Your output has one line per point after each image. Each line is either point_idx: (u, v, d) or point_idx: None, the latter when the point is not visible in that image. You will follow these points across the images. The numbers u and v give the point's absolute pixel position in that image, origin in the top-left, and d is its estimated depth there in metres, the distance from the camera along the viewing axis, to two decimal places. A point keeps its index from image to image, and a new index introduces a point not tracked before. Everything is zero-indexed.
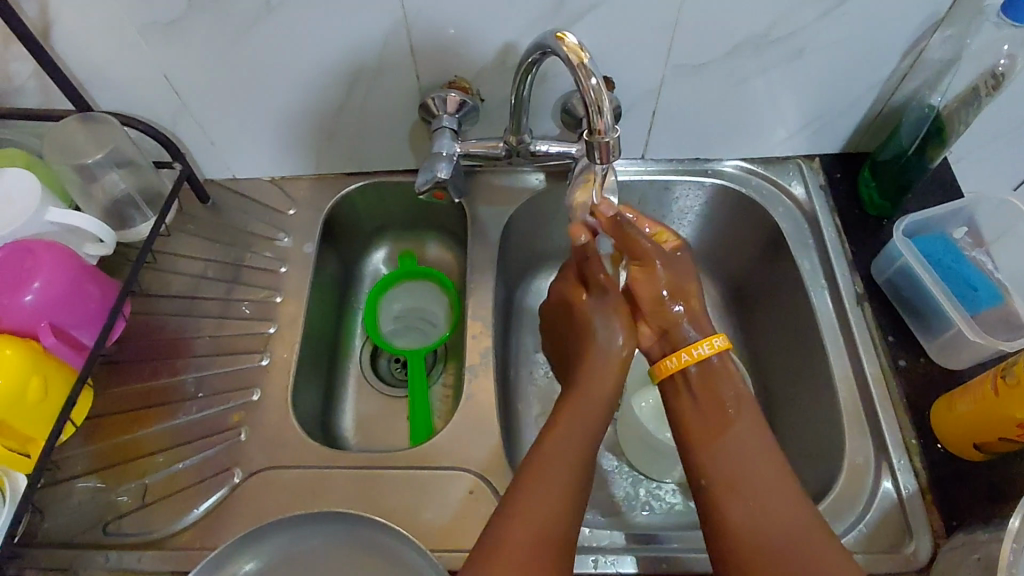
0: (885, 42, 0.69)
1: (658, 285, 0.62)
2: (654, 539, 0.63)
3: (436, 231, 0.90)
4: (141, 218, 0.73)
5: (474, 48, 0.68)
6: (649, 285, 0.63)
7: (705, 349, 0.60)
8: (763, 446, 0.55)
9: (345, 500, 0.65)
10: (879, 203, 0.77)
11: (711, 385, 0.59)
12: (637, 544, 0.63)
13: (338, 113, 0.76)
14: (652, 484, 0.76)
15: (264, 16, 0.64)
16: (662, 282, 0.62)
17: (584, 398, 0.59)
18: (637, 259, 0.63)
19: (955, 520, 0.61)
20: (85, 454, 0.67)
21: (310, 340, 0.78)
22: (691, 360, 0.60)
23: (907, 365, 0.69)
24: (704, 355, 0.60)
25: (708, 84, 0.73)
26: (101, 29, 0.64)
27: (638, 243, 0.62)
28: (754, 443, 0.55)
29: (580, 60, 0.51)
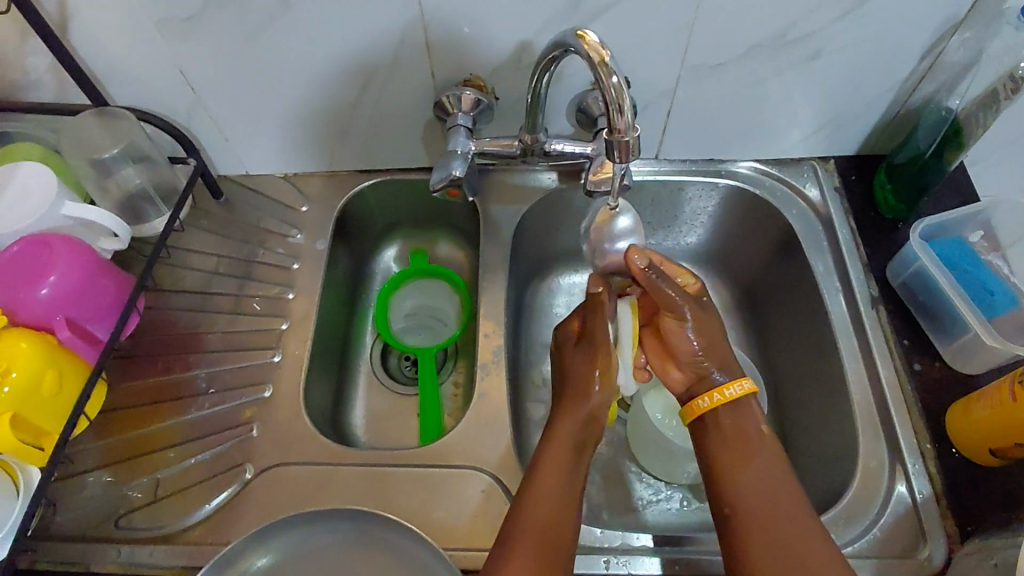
0: (903, 44, 0.68)
1: (688, 336, 0.60)
2: (677, 541, 0.63)
3: (447, 229, 0.90)
4: (155, 213, 0.73)
5: (489, 46, 0.68)
6: (680, 337, 0.60)
7: (736, 390, 0.57)
8: (783, 470, 0.53)
9: (356, 498, 0.64)
10: (895, 205, 0.77)
11: (737, 417, 0.56)
12: (662, 545, 0.62)
13: (352, 109, 0.76)
14: (662, 486, 0.76)
15: (281, 12, 0.64)
16: (691, 330, 0.60)
17: (580, 407, 0.59)
18: (668, 309, 0.60)
19: (970, 525, 0.61)
20: (97, 447, 0.68)
21: (322, 336, 0.78)
22: (722, 401, 0.57)
23: (922, 368, 0.69)
24: (735, 396, 0.57)
25: (724, 85, 0.73)
26: (119, 23, 0.64)
27: (668, 295, 0.59)
28: (778, 468, 0.53)
29: (601, 58, 0.50)
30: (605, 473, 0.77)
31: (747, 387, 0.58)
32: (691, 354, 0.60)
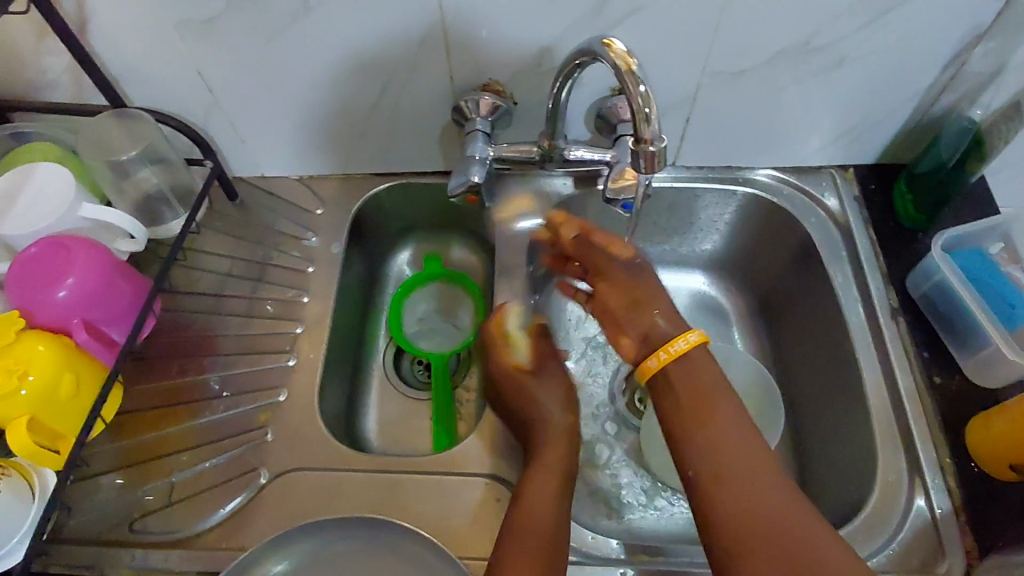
0: (927, 54, 0.68)
1: (623, 291, 0.57)
2: (663, 552, 0.62)
3: (462, 233, 0.90)
4: (171, 215, 0.73)
5: (510, 51, 0.68)
6: (615, 293, 0.57)
7: (681, 344, 0.52)
8: (743, 424, 0.49)
9: (371, 504, 0.64)
10: (915, 216, 0.77)
11: (694, 373, 0.51)
12: (642, 556, 0.62)
13: (369, 113, 0.75)
14: (666, 494, 0.75)
15: (301, 15, 0.64)
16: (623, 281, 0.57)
17: (557, 427, 0.64)
18: (601, 271, 0.60)
19: (989, 541, 0.60)
20: (112, 450, 0.67)
21: (336, 340, 0.78)
22: (670, 358, 0.52)
23: (942, 381, 0.68)
24: (682, 350, 0.52)
25: (744, 92, 0.72)
26: (138, 25, 0.64)
27: (598, 249, 0.60)
28: (739, 423, 0.49)
29: (628, 66, 0.50)
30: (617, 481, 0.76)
31: (694, 341, 0.52)
32: (625, 306, 0.56)
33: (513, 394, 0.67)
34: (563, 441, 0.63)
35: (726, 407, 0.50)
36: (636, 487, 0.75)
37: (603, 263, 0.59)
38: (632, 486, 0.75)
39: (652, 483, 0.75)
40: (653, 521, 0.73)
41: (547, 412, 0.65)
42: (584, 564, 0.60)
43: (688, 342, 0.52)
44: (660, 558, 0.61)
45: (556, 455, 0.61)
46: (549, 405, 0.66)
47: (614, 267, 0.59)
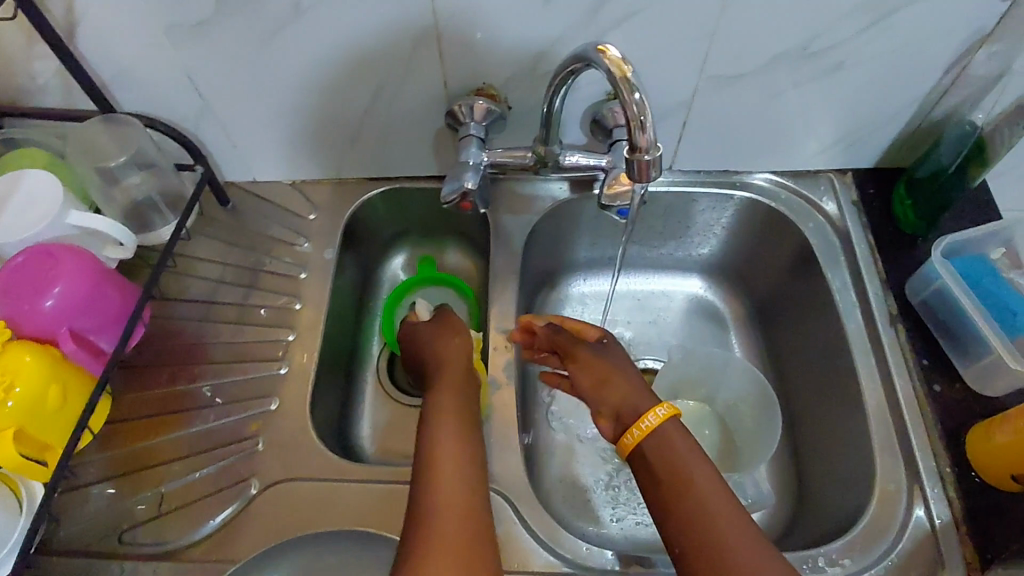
0: (928, 58, 0.67)
1: (592, 372, 0.62)
2: (647, 560, 0.61)
3: (456, 238, 0.89)
4: (161, 221, 0.72)
5: (505, 54, 0.67)
6: (586, 373, 0.63)
7: (650, 420, 0.56)
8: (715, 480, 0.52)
9: (364, 515, 0.63)
10: (915, 221, 0.76)
11: (669, 446, 0.54)
12: (630, 565, 0.61)
13: (363, 117, 0.74)
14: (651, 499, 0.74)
15: (292, 19, 0.63)
16: (585, 369, 0.63)
17: (457, 394, 0.61)
18: (569, 357, 0.65)
19: (990, 553, 0.59)
20: (100, 460, 0.67)
21: (329, 347, 0.77)
22: (642, 435, 0.55)
23: (942, 389, 0.67)
24: (652, 427, 0.55)
25: (742, 97, 0.71)
26: (127, 29, 0.63)
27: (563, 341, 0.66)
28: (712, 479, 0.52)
29: (623, 73, 0.49)
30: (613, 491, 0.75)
31: (664, 415, 0.56)
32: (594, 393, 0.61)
33: (440, 360, 0.66)
34: (457, 417, 0.59)
35: (700, 478, 0.52)
36: (606, 492, 0.75)
37: (569, 347, 0.66)
38: (600, 490, 0.75)
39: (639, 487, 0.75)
40: (619, 527, 0.73)
41: (447, 385, 0.63)
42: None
43: (658, 417, 0.56)
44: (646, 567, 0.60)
45: (453, 422, 0.58)
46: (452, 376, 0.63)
47: (579, 354, 0.64)
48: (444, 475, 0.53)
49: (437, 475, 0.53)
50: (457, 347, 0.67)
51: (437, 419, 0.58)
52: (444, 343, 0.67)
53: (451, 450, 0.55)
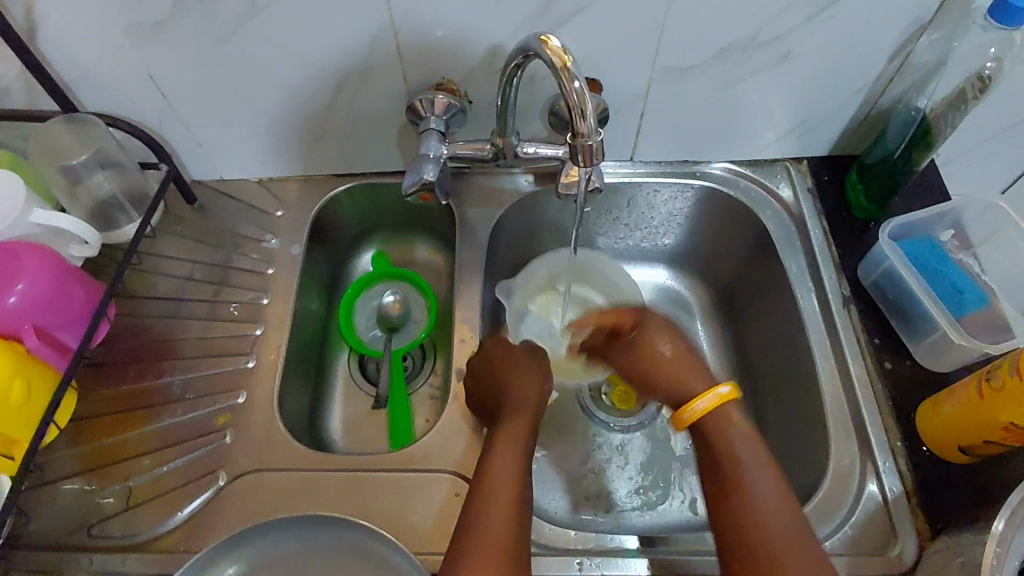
0: (873, 46, 0.69)
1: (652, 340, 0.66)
2: (654, 541, 0.63)
3: (425, 233, 0.90)
4: (126, 219, 0.73)
5: (462, 48, 0.68)
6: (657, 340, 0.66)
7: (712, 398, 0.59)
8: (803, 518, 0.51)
9: (332, 504, 0.64)
10: (867, 206, 0.78)
11: (714, 433, 0.57)
12: (640, 547, 0.62)
13: (327, 114, 0.76)
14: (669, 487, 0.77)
15: (249, 17, 0.64)
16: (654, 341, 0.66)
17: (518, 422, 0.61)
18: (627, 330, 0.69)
19: (940, 523, 0.61)
20: (70, 456, 0.67)
21: (297, 341, 0.78)
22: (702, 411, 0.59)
23: (893, 367, 0.70)
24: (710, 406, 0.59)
25: (697, 87, 0.73)
26: (86, 29, 0.64)
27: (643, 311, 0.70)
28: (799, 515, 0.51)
29: (563, 63, 0.51)
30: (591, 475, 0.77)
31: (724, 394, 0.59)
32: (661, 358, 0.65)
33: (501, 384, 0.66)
34: (510, 445, 0.58)
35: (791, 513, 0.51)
36: (629, 478, 0.77)
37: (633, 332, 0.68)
38: (624, 474, 0.77)
39: (657, 477, 0.77)
40: (638, 511, 0.75)
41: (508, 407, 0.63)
42: (543, 556, 0.61)
43: (706, 406, 0.59)
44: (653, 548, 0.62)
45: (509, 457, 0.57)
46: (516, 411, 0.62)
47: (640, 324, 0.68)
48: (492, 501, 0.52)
49: (486, 505, 0.52)
50: (530, 386, 0.66)
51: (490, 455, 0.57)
52: (523, 375, 0.67)
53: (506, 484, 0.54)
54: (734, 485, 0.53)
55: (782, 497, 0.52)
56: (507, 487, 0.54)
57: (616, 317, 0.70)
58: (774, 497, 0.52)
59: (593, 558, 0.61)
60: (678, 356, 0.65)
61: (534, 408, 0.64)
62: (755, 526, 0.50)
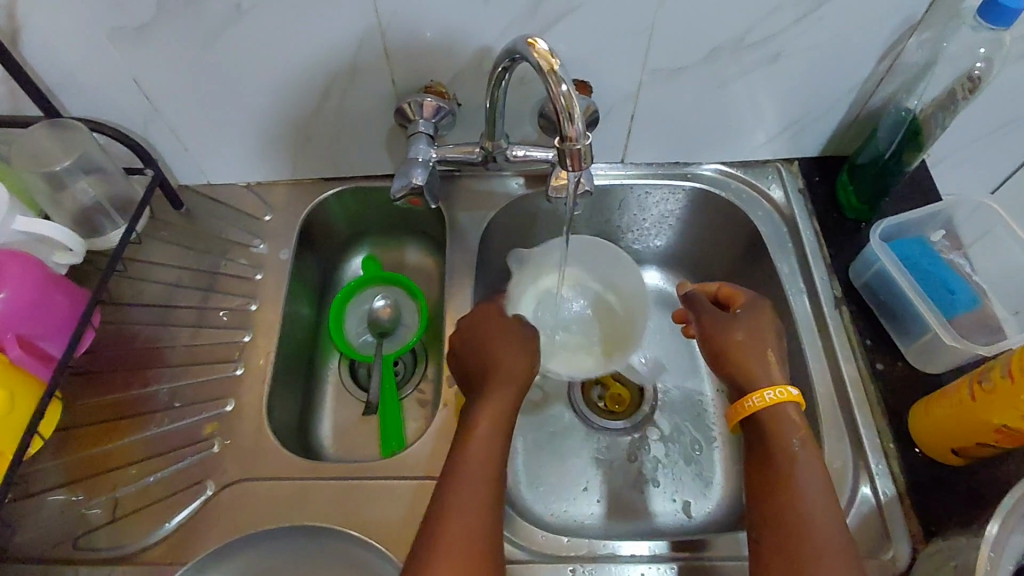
0: (863, 46, 0.69)
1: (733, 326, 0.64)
2: (697, 545, 0.62)
3: (415, 236, 0.90)
4: (111, 226, 0.73)
5: (450, 51, 0.68)
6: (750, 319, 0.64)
7: (778, 394, 0.59)
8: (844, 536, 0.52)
9: (322, 514, 0.64)
10: (858, 206, 0.78)
11: (773, 434, 0.57)
12: (679, 552, 0.61)
13: (314, 117, 0.75)
14: (696, 479, 0.76)
15: (234, 20, 0.63)
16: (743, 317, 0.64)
17: (506, 391, 0.63)
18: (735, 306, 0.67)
19: (933, 525, 0.61)
20: (54, 466, 0.66)
21: (286, 347, 0.77)
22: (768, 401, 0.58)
23: (885, 368, 0.69)
24: (773, 401, 0.58)
25: (687, 89, 0.73)
26: (68, 33, 0.63)
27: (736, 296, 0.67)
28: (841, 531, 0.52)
29: (550, 66, 0.50)
30: (608, 475, 0.77)
31: (791, 396, 0.59)
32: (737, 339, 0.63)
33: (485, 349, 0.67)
34: (495, 418, 0.60)
35: (826, 527, 0.52)
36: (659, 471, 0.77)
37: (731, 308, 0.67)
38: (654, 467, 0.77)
39: (683, 469, 0.77)
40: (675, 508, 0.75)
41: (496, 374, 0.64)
42: (536, 563, 0.61)
43: (772, 400, 0.58)
44: (696, 554, 0.61)
45: (489, 422, 0.60)
46: (501, 380, 0.64)
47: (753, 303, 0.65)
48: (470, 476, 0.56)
49: (462, 473, 0.56)
50: (519, 357, 0.67)
51: (475, 421, 0.60)
52: (510, 345, 0.67)
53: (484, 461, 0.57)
54: (783, 477, 0.55)
55: (824, 501, 0.54)
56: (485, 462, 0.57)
57: (717, 291, 0.69)
58: (816, 492, 0.54)
59: (586, 564, 0.61)
60: (755, 343, 0.63)
61: (520, 381, 0.65)
62: (792, 524, 0.53)
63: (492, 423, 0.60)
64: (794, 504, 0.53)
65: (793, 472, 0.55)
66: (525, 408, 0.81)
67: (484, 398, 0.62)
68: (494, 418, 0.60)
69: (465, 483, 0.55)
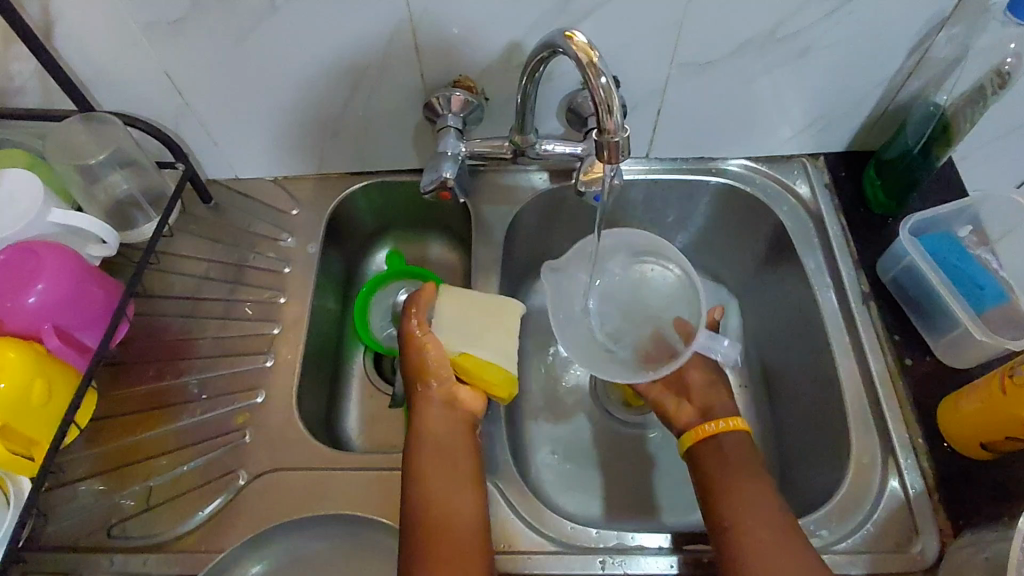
0: (893, 41, 0.69)
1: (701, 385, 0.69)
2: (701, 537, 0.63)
3: (439, 231, 0.90)
4: (143, 218, 0.73)
5: (479, 46, 0.68)
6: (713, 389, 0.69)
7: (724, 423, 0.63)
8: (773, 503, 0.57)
9: (351, 504, 0.64)
10: (884, 201, 0.78)
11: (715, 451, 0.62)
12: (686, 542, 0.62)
13: (342, 112, 0.75)
14: None
15: (267, 15, 0.64)
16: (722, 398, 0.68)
17: (439, 415, 0.62)
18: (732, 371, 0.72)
19: (962, 519, 0.61)
20: (89, 456, 0.67)
21: (314, 341, 0.78)
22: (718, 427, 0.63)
23: (913, 363, 0.69)
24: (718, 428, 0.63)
25: (714, 84, 0.73)
26: (104, 28, 0.64)
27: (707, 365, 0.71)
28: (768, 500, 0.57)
29: (589, 59, 0.51)
30: (634, 469, 0.77)
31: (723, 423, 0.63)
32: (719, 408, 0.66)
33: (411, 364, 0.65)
34: (438, 447, 0.60)
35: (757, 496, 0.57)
36: None
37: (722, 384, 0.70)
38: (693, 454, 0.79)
39: None
40: None
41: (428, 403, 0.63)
42: (564, 554, 0.61)
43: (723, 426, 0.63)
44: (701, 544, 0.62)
45: (440, 477, 0.58)
46: (440, 424, 0.61)
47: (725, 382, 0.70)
48: (437, 510, 0.56)
49: (433, 541, 0.54)
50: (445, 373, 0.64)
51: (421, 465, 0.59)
52: (440, 389, 0.63)
53: (445, 491, 0.58)
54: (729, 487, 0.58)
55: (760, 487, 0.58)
56: (448, 489, 0.58)
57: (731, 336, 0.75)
58: (771, 523, 0.55)
59: (615, 556, 0.61)
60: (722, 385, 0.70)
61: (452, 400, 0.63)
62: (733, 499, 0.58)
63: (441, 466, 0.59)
64: (732, 497, 0.58)
65: (744, 487, 0.58)
66: (546, 403, 0.83)
67: (421, 427, 0.61)
68: (440, 458, 0.59)
69: (437, 547, 0.54)
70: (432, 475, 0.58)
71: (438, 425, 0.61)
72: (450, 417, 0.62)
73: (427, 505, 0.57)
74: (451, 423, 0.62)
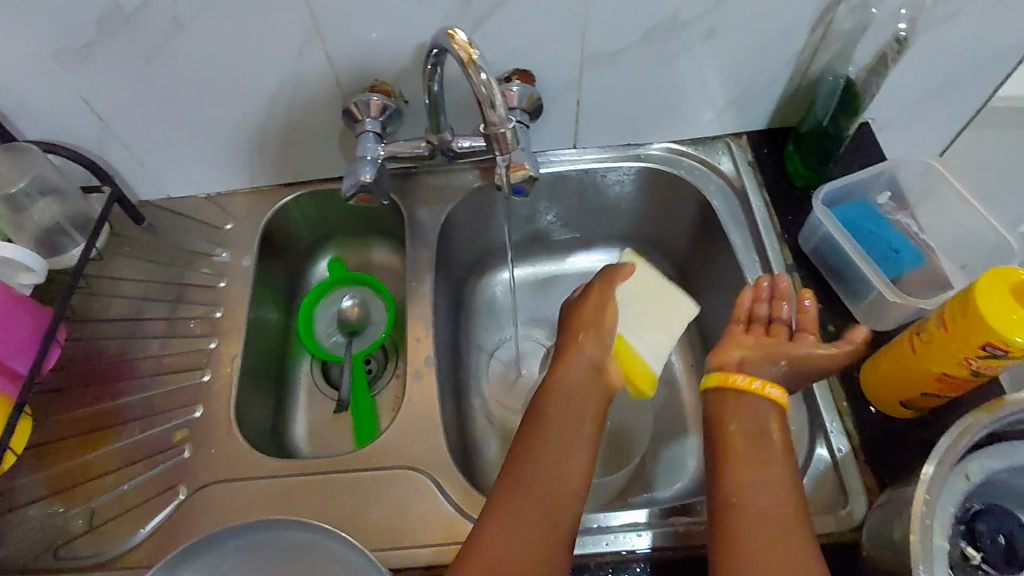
0: (795, 17, 0.70)
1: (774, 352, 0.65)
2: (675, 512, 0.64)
3: (379, 236, 0.91)
4: (72, 244, 0.74)
5: (389, 50, 0.69)
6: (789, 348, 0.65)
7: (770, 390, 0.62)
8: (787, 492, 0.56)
9: (289, 509, 0.65)
10: (805, 173, 0.79)
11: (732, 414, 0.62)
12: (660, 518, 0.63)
13: (265, 124, 0.76)
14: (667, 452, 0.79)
15: (175, 34, 0.65)
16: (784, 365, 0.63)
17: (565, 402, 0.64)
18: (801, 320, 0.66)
19: (887, 477, 0.62)
20: (33, 481, 0.68)
21: (255, 352, 0.79)
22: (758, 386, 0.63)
23: (836, 329, 0.71)
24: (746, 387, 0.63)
25: (627, 71, 0.74)
26: (13, 60, 0.64)
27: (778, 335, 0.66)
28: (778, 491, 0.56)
29: (469, 56, 0.53)
30: None
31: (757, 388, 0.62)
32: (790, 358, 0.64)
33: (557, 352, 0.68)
34: (553, 434, 0.62)
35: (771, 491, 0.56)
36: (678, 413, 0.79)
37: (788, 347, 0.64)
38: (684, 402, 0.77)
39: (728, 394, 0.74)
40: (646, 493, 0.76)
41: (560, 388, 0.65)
42: None
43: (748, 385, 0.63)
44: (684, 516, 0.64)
45: (539, 452, 0.60)
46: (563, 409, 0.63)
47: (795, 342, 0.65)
48: (522, 489, 0.57)
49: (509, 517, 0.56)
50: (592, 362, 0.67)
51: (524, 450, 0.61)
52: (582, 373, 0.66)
53: (538, 477, 0.59)
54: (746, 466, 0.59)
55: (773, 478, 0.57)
56: (546, 476, 0.59)
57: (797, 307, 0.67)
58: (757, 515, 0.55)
59: None
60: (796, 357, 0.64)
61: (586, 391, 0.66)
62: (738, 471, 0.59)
63: (546, 452, 0.60)
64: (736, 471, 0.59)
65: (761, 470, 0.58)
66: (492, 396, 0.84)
67: (541, 412, 0.63)
68: (548, 445, 0.61)
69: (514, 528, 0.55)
70: (533, 458, 0.60)
71: (557, 406, 0.64)
72: (575, 411, 0.64)
73: (517, 483, 0.58)
74: (570, 415, 0.63)
